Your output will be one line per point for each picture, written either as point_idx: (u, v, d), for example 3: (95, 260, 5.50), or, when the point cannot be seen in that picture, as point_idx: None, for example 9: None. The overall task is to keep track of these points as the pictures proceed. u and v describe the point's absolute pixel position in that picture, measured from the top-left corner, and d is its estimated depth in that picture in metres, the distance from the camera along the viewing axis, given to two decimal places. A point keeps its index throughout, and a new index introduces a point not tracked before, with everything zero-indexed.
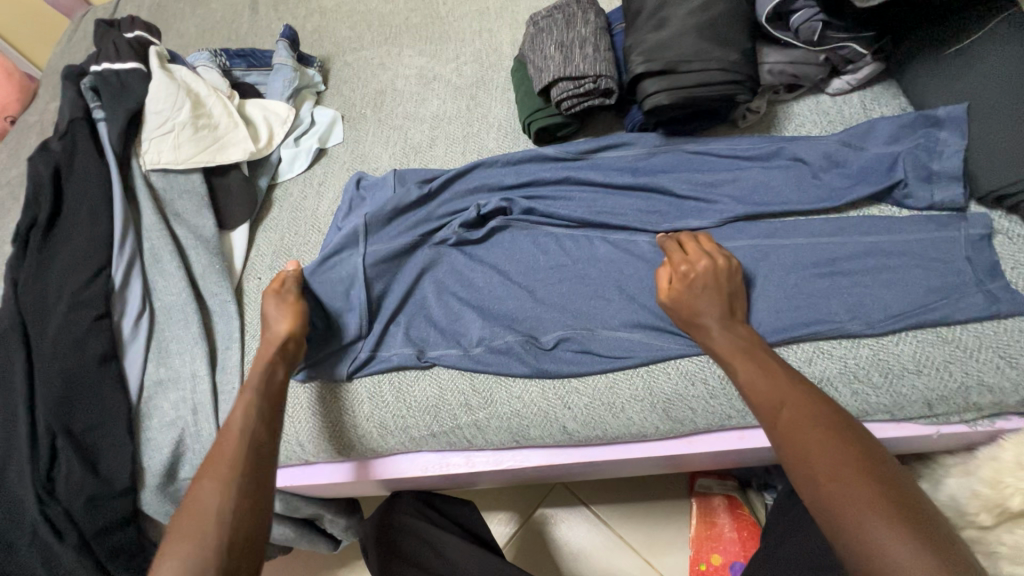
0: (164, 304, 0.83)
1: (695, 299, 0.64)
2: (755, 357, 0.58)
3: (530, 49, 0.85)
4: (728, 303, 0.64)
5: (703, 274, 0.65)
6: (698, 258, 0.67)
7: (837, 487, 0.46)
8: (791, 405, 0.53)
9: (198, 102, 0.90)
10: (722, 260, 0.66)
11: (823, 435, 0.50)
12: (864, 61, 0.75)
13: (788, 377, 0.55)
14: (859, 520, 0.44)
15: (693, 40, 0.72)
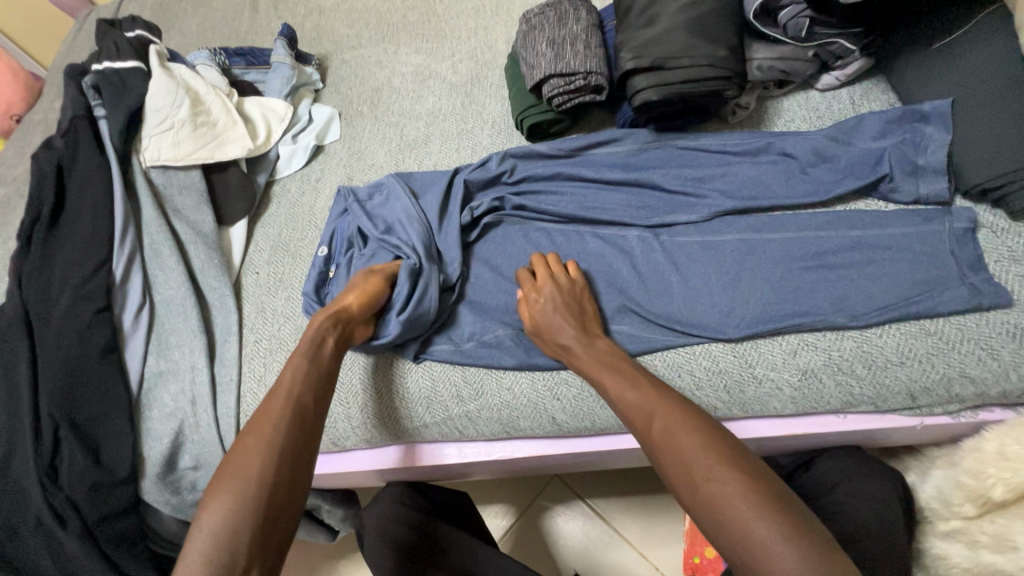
0: (164, 298, 0.85)
1: (550, 317, 0.66)
2: (618, 370, 0.60)
3: (522, 46, 0.86)
4: (587, 323, 0.67)
5: (546, 297, 0.68)
6: (545, 283, 0.70)
7: (703, 484, 0.46)
8: (659, 417, 0.53)
9: (197, 100, 0.92)
10: (568, 285, 0.70)
11: (695, 439, 0.50)
12: (853, 56, 0.76)
13: (646, 388, 0.56)
14: (728, 514, 0.44)
15: (682, 36, 0.73)
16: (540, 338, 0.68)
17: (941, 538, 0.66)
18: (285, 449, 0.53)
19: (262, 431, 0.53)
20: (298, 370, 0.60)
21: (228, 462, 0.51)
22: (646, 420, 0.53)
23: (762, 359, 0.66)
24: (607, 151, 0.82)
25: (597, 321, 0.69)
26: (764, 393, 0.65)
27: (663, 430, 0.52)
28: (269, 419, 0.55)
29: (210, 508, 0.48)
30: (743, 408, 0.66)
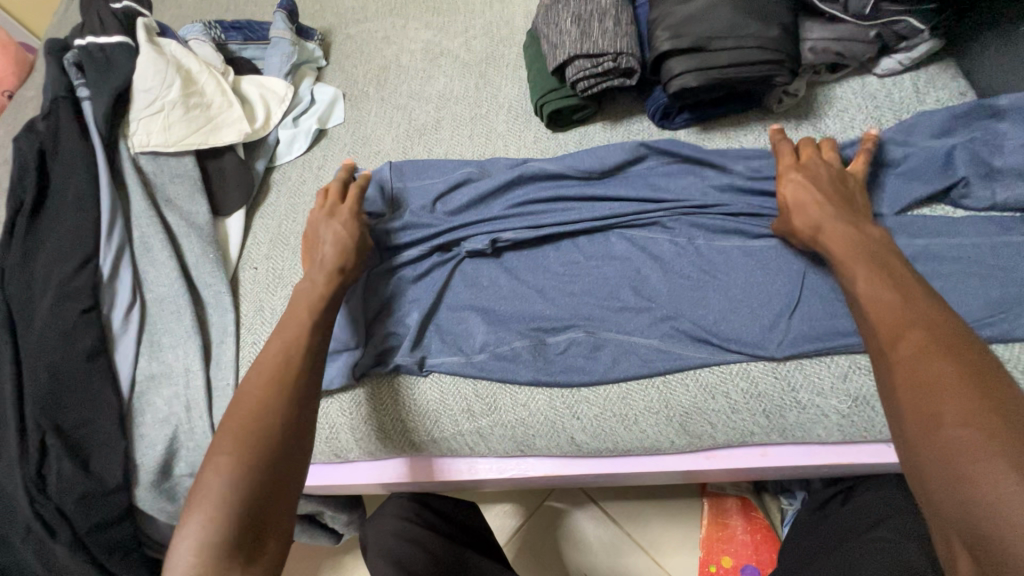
0: (155, 295, 0.79)
1: (796, 194, 0.61)
2: (891, 272, 0.51)
3: (544, 22, 0.77)
4: (848, 197, 0.60)
5: (802, 176, 0.62)
6: (809, 162, 0.63)
7: (951, 426, 0.41)
8: (923, 345, 0.45)
9: (189, 79, 0.85)
10: (831, 166, 0.62)
11: (959, 375, 0.43)
12: (920, 37, 0.67)
13: (930, 307, 0.48)
14: (970, 464, 0.39)
15: (727, 14, 0.64)
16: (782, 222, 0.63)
17: None
18: (280, 416, 0.54)
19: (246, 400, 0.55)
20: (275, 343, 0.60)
21: (221, 435, 0.53)
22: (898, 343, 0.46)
23: (807, 383, 0.59)
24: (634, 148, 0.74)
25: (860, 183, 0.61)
26: (808, 419, 0.59)
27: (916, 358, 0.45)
28: (254, 390, 0.56)
29: (216, 472, 0.50)
30: (783, 433, 0.60)
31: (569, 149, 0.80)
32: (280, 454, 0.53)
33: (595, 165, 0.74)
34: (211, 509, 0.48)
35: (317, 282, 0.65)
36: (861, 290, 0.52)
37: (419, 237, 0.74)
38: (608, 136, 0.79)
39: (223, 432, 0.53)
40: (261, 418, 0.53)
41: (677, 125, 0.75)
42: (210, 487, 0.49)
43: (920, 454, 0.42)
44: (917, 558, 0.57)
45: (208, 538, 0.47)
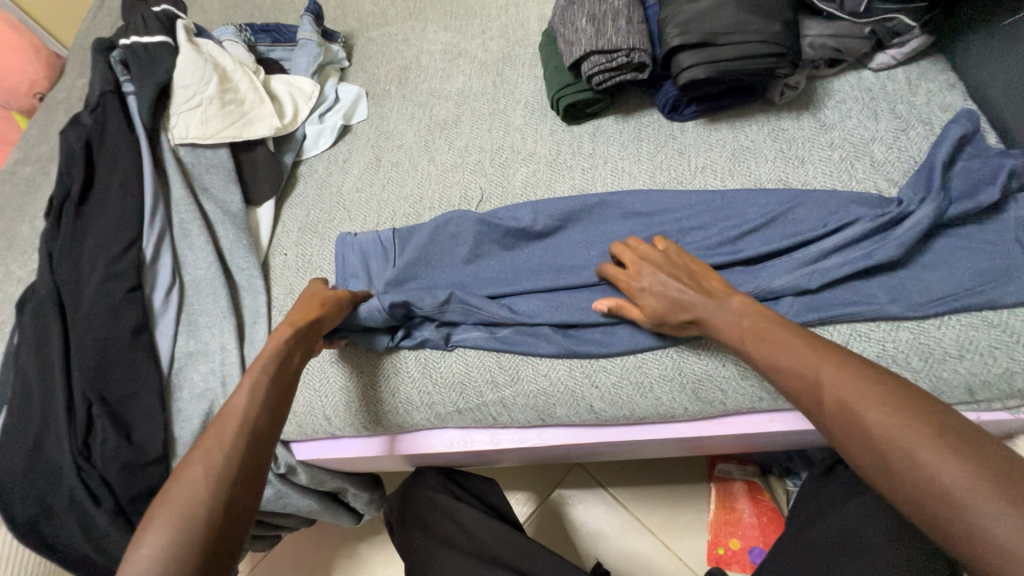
0: (193, 278, 0.84)
1: (670, 290, 0.62)
2: (765, 332, 0.55)
3: (560, 22, 0.83)
4: (704, 287, 0.61)
5: (659, 277, 0.63)
6: (644, 263, 0.65)
7: (870, 449, 0.43)
8: (823, 371, 0.48)
9: (225, 77, 0.90)
10: (665, 260, 0.65)
11: (856, 382, 0.46)
12: (911, 34, 0.72)
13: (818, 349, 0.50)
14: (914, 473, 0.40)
15: (732, 12, 0.70)
16: (629, 317, 0.65)
17: None
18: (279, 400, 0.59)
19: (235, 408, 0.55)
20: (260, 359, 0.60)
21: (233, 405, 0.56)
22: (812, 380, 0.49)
23: None
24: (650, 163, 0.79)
25: (715, 275, 0.63)
26: None
27: (832, 381, 0.47)
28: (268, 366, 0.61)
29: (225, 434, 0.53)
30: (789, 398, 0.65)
31: (583, 140, 0.85)
32: (255, 466, 0.53)
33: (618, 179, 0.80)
34: (178, 511, 0.47)
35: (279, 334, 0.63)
36: (758, 354, 0.54)
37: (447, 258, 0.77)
38: (620, 128, 0.84)
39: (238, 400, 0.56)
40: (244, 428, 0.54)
41: (686, 116, 0.80)
42: (184, 487, 0.49)
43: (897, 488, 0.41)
44: None
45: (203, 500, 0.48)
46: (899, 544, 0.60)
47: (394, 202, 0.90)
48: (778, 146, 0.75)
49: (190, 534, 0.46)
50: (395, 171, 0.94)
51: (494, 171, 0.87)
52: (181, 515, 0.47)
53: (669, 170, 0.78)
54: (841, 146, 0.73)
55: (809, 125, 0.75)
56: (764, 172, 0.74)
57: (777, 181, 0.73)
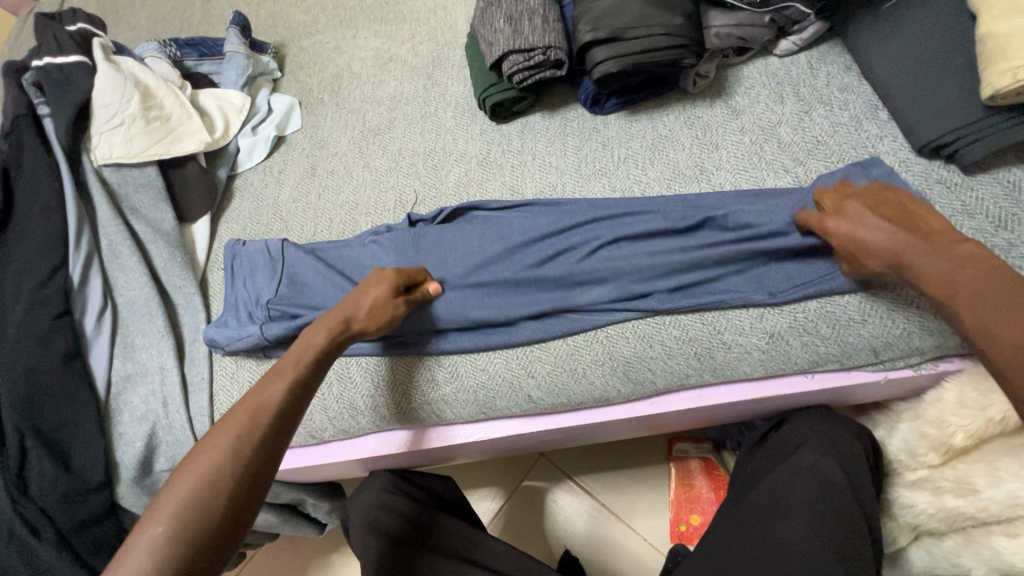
0: (126, 299, 0.83)
1: (863, 233, 0.60)
2: (975, 291, 0.51)
3: (480, 23, 0.85)
4: (913, 224, 0.58)
5: (851, 219, 0.61)
6: (844, 202, 0.62)
7: None
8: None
9: (148, 94, 0.89)
10: (867, 196, 0.62)
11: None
12: (809, 20, 0.76)
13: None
14: None
15: (638, 7, 0.72)
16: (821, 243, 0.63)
17: (907, 487, 0.68)
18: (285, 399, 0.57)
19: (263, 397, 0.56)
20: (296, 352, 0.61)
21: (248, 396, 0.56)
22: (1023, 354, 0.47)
23: (730, 326, 0.67)
24: (574, 156, 0.82)
25: (925, 213, 0.59)
26: (735, 357, 0.67)
27: None
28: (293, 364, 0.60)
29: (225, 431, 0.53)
30: (714, 372, 0.68)
31: (511, 138, 0.87)
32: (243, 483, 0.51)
33: (545, 175, 0.82)
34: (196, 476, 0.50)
35: (322, 332, 0.63)
36: (963, 310, 0.52)
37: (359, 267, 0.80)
38: (547, 124, 0.86)
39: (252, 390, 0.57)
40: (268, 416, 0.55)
41: (607, 109, 0.82)
42: (211, 456, 0.51)
43: None
44: (836, 474, 0.66)
45: (179, 511, 0.48)
46: (816, 506, 0.64)
47: (330, 210, 0.91)
48: (693, 133, 0.78)
49: (197, 511, 0.48)
50: (331, 179, 0.94)
51: (428, 173, 0.88)
52: (196, 487, 0.49)
53: (593, 162, 0.81)
54: (751, 130, 0.76)
55: (722, 112, 0.79)
56: (681, 159, 0.77)
57: (694, 167, 0.76)
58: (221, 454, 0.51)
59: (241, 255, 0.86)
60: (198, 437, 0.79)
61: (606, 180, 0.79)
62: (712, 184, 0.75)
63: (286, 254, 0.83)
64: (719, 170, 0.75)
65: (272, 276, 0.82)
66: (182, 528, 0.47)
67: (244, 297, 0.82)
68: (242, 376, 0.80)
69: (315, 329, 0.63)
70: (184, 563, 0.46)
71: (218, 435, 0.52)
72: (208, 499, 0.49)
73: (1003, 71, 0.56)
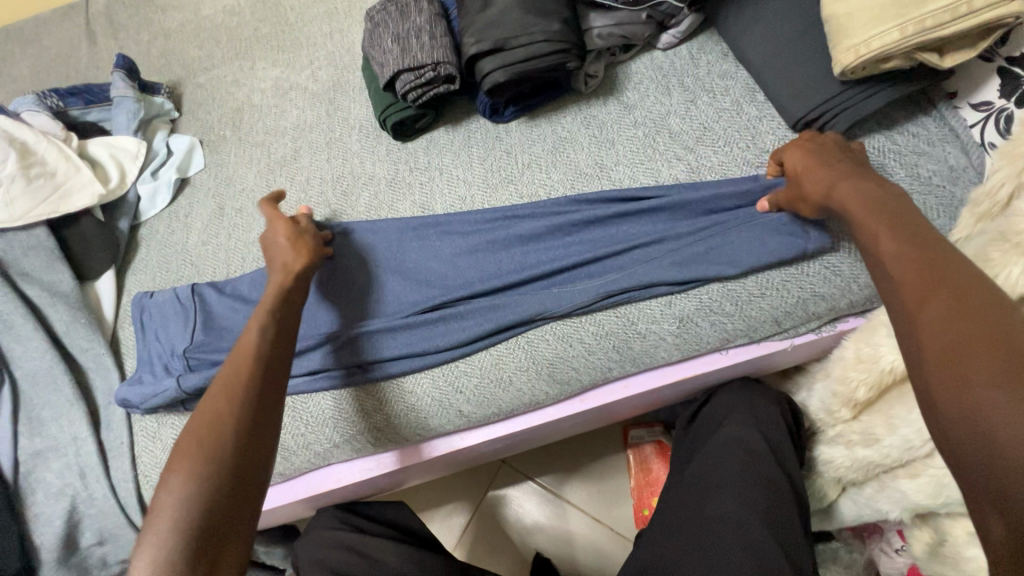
0: (27, 371, 0.78)
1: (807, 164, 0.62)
2: (883, 212, 0.49)
3: (370, 45, 0.84)
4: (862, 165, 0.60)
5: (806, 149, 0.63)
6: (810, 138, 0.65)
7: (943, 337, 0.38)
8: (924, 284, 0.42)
9: (26, 151, 0.84)
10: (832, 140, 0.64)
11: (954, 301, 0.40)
12: (683, 13, 0.79)
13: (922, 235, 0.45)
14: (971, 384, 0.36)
15: (517, 16, 0.74)
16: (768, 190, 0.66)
17: (827, 444, 0.72)
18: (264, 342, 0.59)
19: (249, 342, 0.59)
20: (273, 312, 0.63)
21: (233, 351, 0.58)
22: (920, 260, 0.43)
23: (642, 315, 0.68)
24: (481, 167, 0.83)
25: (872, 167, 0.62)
26: (650, 345, 0.69)
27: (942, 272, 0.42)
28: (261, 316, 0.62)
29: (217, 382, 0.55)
30: (634, 362, 0.69)
31: (418, 155, 0.86)
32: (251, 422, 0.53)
33: (454, 188, 0.82)
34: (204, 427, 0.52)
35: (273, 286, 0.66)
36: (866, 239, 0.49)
37: None
38: (451, 138, 0.86)
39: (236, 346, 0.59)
40: (259, 355, 0.58)
41: (507, 117, 0.83)
42: (210, 404, 0.53)
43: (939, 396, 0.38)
44: (759, 444, 0.69)
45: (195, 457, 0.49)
46: (743, 477, 0.66)
47: (242, 249, 0.88)
48: (591, 132, 0.80)
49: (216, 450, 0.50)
50: (240, 217, 0.91)
51: (338, 200, 0.87)
52: (204, 430, 0.51)
53: (499, 171, 0.82)
54: (644, 124, 0.79)
55: (615, 108, 0.81)
56: (582, 158, 0.79)
57: (595, 165, 0.78)
58: (221, 398, 0.53)
59: (151, 307, 0.82)
60: (125, 504, 0.75)
61: (513, 187, 0.80)
62: (612, 180, 0.77)
63: (198, 300, 0.81)
64: (618, 166, 0.78)
65: (185, 326, 0.79)
66: (197, 469, 0.48)
67: (159, 351, 0.79)
68: (164, 434, 0.77)
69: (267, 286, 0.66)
70: (216, 489, 0.48)
71: (218, 385, 0.55)
72: (212, 438, 0.51)
73: (847, 48, 0.60)
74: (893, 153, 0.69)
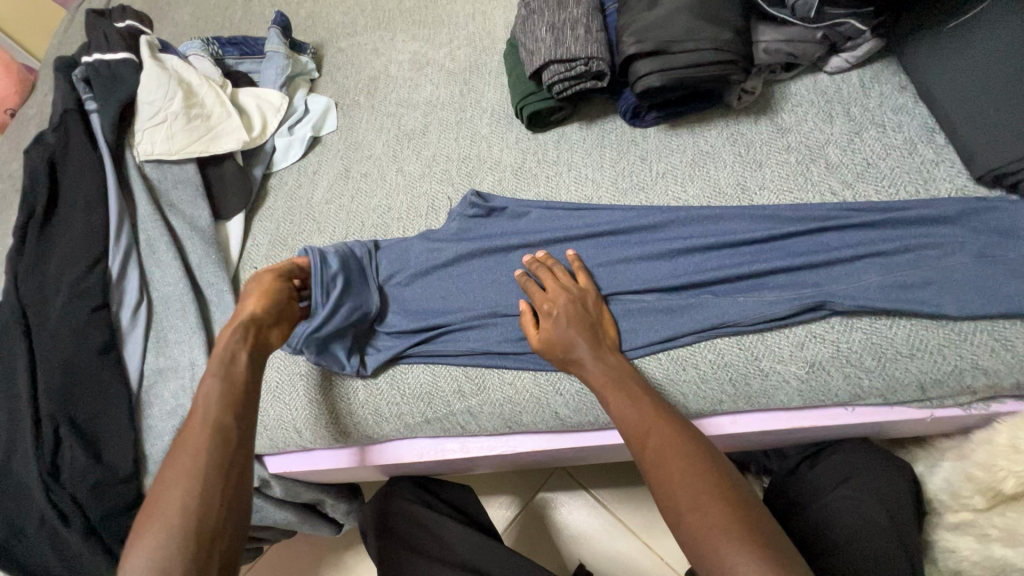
0: (161, 294, 0.84)
1: None
2: (622, 387, 0.59)
3: (521, 31, 0.84)
4: None
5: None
6: None
7: (683, 508, 0.47)
8: (689, 495, 0.48)
9: (190, 92, 0.90)
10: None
11: (721, 519, 0.45)
12: (863, 38, 0.73)
13: (653, 408, 0.56)
14: (710, 545, 0.44)
15: (686, 20, 0.71)
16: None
17: (950, 531, 0.65)
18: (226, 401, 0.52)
19: (204, 411, 0.51)
20: (212, 388, 0.52)
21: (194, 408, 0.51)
22: (640, 439, 0.54)
23: (769, 353, 0.64)
24: (613, 168, 0.80)
25: None
26: (770, 385, 0.64)
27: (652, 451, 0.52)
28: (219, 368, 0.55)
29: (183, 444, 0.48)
30: (749, 400, 0.65)
31: (548, 148, 0.85)
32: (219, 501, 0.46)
33: (582, 186, 0.81)
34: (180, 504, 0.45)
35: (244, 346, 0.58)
36: (614, 408, 0.58)
37: (398, 274, 0.80)
38: (584, 135, 0.84)
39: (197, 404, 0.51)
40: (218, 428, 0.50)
41: (647, 123, 0.81)
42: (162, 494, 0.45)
43: (690, 548, 0.46)
44: (880, 515, 0.64)
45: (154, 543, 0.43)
46: (858, 544, 0.62)
47: (362, 213, 0.91)
48: (736, 150, 0.76)
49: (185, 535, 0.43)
50: (364, 182, 0.94)
51: (461, 181, 0.88)
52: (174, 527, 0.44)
53: (630, 177, 0.79)
54: (797, 150, 0.74)
55: (766, 129, 0.76)
56: (723, 176, 0.75)
57: (736, 186, 0.74)
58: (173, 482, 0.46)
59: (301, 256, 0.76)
60: None
61: (643, 195, 0.77)
62: (754, 203, 0.72)
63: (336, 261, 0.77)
64: (762, 190, 0.73)
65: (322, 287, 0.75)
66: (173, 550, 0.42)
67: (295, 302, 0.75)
68: (269, 376, 0.81)
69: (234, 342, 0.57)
70: None
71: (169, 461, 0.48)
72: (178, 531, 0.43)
73: None
74: None
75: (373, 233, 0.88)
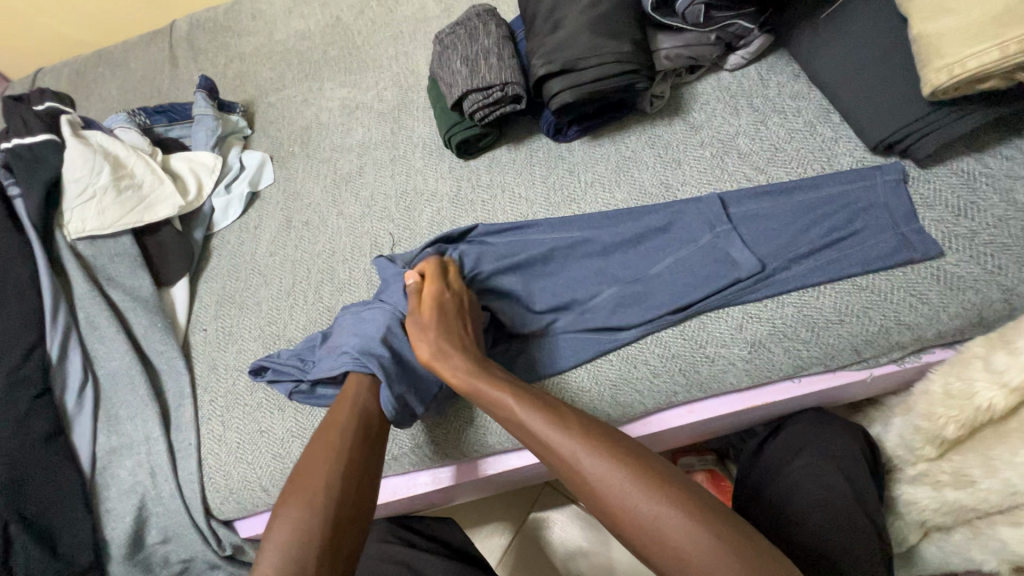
0: (107, 371, 0.82)
1: None
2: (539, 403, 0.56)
3: (439, 66, 0.87)
4: None
5: None
6: None
7: (621, 512, 0.47)
8: (632, 498, 0.47)
9: (118, 164, 0.90)
10: None
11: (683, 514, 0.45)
12: (753, 34, 0.79)
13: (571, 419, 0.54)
14: (679, 544, 0.44)
15: (587, 38, 0.75)
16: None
17: (909, 483, 0.68)
18: (355, 437, 0.61)
19: (345, 424, 0.62)
20: (353, 414, 0.63)
21: (328, 435, 0.61)
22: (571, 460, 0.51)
23: (711, 339, 0.66)
24: (544, 183, 0.83)
25: None
26: (718, 370, 0.66)
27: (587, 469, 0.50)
28: (347, 416, 0.63)
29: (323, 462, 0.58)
30: (701, 387, 0.67)
31: (480, 172, 0.88)
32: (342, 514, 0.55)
33: (517, 206, 0.83)
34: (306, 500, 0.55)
35: (371, 404, 0.65)
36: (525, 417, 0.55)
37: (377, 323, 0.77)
38: (513, 156, 0.87)
39: (335, 433, 0.61)
40: (360, 450, 0.61)
41: (570, 137, 0.84)
42: (313, 472, 0.57)
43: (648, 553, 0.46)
44: (838, 475, 0.66)
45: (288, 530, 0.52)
46: (824, 509, 0.64)
47: (308, 260, 0.91)
48: (656, 152, 0.80)
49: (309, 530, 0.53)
50: (306, 230, 0.94)
51: (401, 216, 0.89)
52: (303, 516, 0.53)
53: (561, 190, 0.82)
54: (710, 144, 0.78)
55: (681, 128, 0.81)
56: (646, 178, 0.79)
57: (660, 185, 0.78)
58: (320, 475, 0.57)
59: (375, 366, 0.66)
60: (188, 505, 0.78)
61: (575, 205, 0.80)
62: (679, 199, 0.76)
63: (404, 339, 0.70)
64: (684, 185, 0.77)
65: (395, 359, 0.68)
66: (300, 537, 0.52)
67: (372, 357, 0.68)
68: (229, 438, 0.79)
69: (366, 400, 0.65)
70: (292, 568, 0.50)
71: (315, 450, 0.60)
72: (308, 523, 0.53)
73: (940, 68, 0.58)
74: (985, 177, 0.65)
75: (323, 278, 0.88)
